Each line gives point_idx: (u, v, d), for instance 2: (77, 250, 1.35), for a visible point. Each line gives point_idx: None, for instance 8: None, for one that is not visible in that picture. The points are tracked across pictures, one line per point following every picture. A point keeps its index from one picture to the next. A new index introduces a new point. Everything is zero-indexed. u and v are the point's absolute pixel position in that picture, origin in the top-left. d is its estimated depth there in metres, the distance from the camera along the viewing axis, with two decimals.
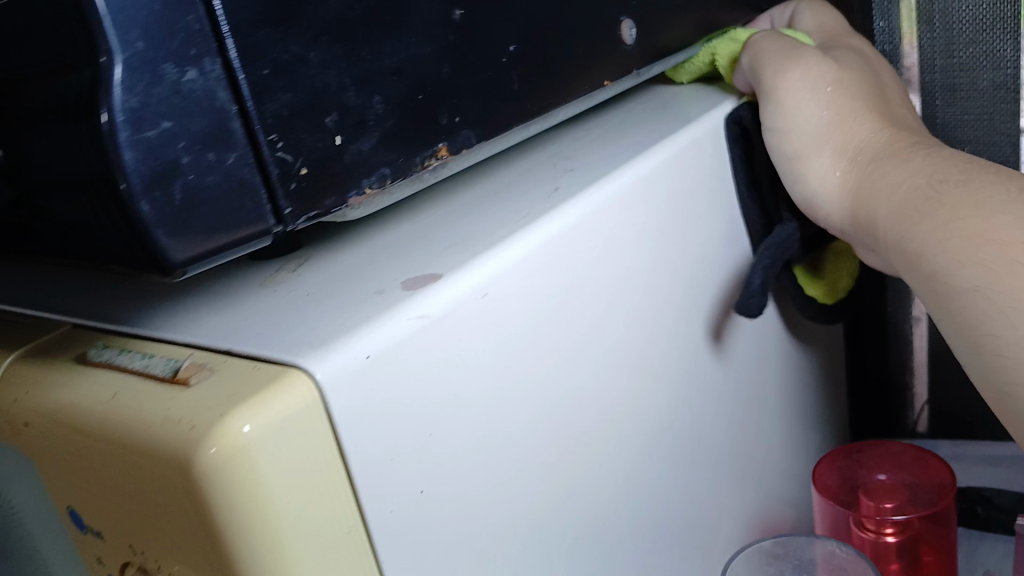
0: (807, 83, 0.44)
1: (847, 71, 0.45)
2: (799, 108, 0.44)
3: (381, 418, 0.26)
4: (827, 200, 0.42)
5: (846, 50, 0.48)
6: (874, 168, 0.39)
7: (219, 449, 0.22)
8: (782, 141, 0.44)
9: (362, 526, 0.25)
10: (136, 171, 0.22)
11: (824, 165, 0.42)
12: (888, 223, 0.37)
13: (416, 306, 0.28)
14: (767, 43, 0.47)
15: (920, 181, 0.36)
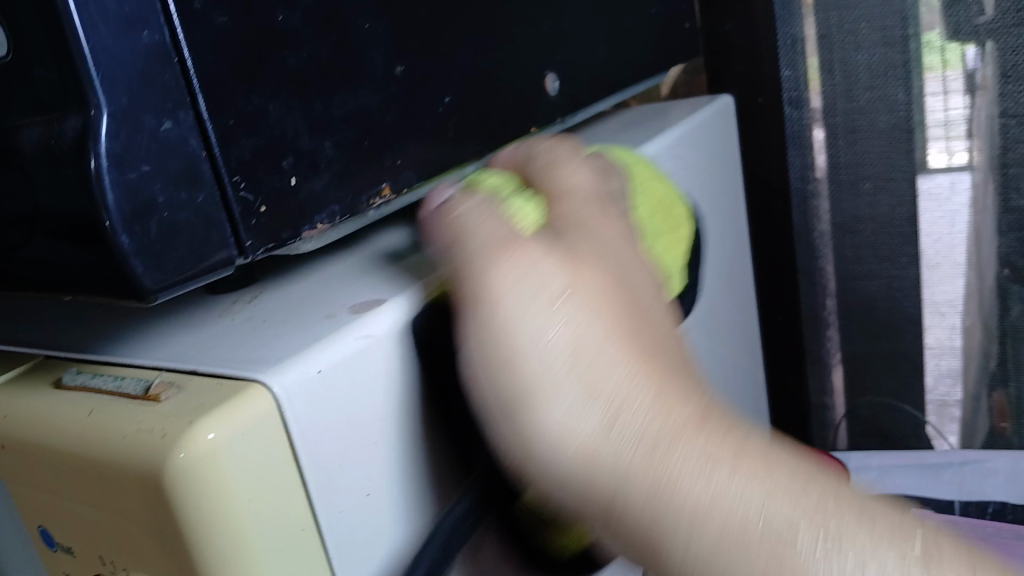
0: (533, 282, 0.29)
1: (588, 267, 0.31)
2: (541, 335, 0.29)
3: (331, 426, 0.29)
4: (587, 494, 0.27)
5: (570, 206, 0.34)
6: (676, 463, 0.26)
7: (188, 454, 0.26)
8: (512, 384, 0.28)
9: (313, 525, 0.29)
10: (117, 209, 0.25)
11: (585, 424, 0.27)
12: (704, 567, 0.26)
13: (360, 326, 0.31)
14: (474, 214, 0.32)
15: (743, 513, 0.26)
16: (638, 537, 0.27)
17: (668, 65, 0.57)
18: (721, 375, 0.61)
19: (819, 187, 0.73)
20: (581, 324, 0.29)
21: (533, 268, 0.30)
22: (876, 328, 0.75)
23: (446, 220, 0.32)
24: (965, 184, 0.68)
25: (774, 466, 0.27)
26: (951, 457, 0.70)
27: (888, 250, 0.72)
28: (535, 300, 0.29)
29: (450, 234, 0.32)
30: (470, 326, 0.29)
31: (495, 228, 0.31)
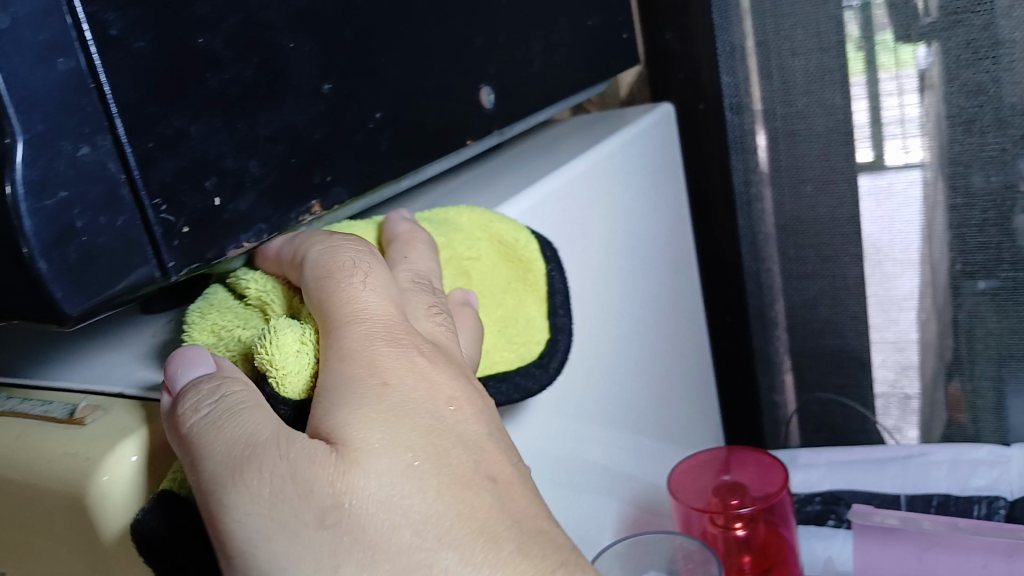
0: (293, 504, 0.26)
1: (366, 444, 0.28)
2: (320, 563, 0.25)
3: None
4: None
5: (345, 344, 0.30)
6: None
7: (110, 477, 0.26)
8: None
9: None
10: (35, 237, 0.25)
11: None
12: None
13: None
14: (223, 419, 0.27)
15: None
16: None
17: (606, 74, 0.58)
18: (663, 377, 0.63)
19: (762, 190, 0.74)
20: (360, 545, 0.26)
21: (291, 493, 0.26)
22: (821, 327, 0.77)
23: (192, 435, 0.27)
24: (911, 180, 0.69)
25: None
26: (896, 451, 0.71)
27: (830, 251, 0.74)
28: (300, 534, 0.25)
29: (192, 450, 0.26)
30: (235, 562, 0.26)
31: (241, 437, 0.26)
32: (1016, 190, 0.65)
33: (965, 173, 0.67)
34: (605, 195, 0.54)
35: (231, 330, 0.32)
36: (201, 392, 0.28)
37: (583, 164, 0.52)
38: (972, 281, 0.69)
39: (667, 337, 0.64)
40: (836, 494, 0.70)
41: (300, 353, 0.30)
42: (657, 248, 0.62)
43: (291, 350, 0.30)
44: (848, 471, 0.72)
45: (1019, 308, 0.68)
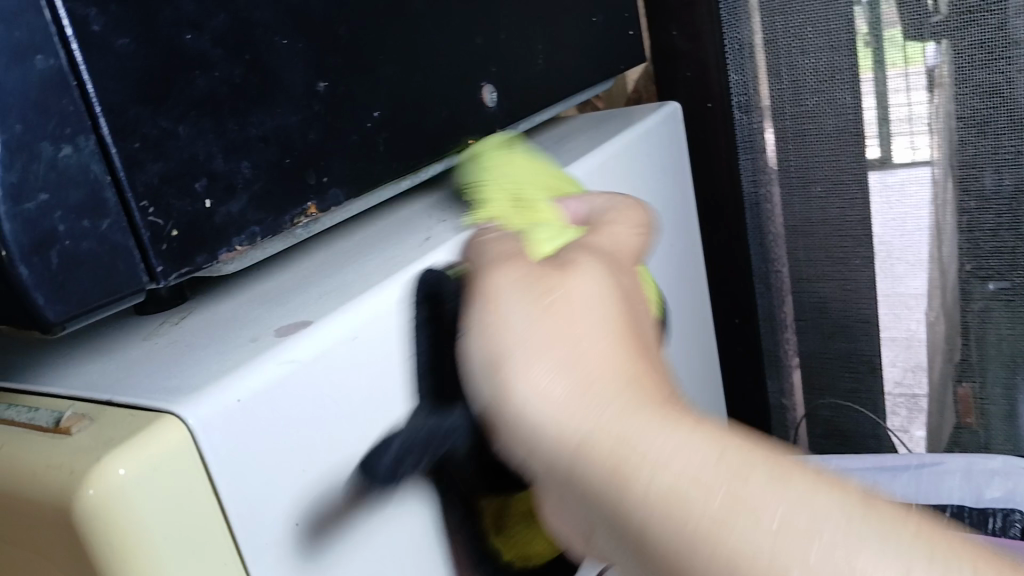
0: (525, 274, 0.29)
1: (595, 273, 0.30)
2: (520, 313, 0.28)
3: (252, 454, 0.28)
4: (554, 444, 0.26)
5: (608, 239, 0.35)
6: (635, 438, 0.25)
7: (99, 491, 0.25)
8: (486, 353, 0.28)
9: (240, 561, 0.28)
10: (16, 241, 0.24)
11: (547, 384, 0.26)
12: (651, 514, 0.24)
13: (286, 350, 0.30)
14: (498, 237, 0.33)
15: (693, 473, 0.24)
16: (597, 501, 0.25)
17: (612, 73, 0.57)
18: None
19: (771, 190, 0.73)
20: (567, 307, 0.28)
21: (542, 266, 0.30)
22: (831, 330, 0.75)
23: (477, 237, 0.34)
24: (920, 180, 0.68)
25: (729, 449, 0.24)
26: (908, 458, 0.70)
27: (841, 253, 0.73)
28: (530, 277, 0.29)
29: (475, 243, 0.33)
30: (468, 314, 0.29)
31: (511, 246, 0.32)
32: None
33: (977, 176, 0.66)
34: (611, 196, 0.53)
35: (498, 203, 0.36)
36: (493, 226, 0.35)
37: (589, 164, 0.51)
38: (983, 283, 0.68)
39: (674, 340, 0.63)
40: None
41: (553, 244, 0.34)
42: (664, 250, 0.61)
43: (549, 236, 0.34)
44: (857, 476, 0.71)
45: None
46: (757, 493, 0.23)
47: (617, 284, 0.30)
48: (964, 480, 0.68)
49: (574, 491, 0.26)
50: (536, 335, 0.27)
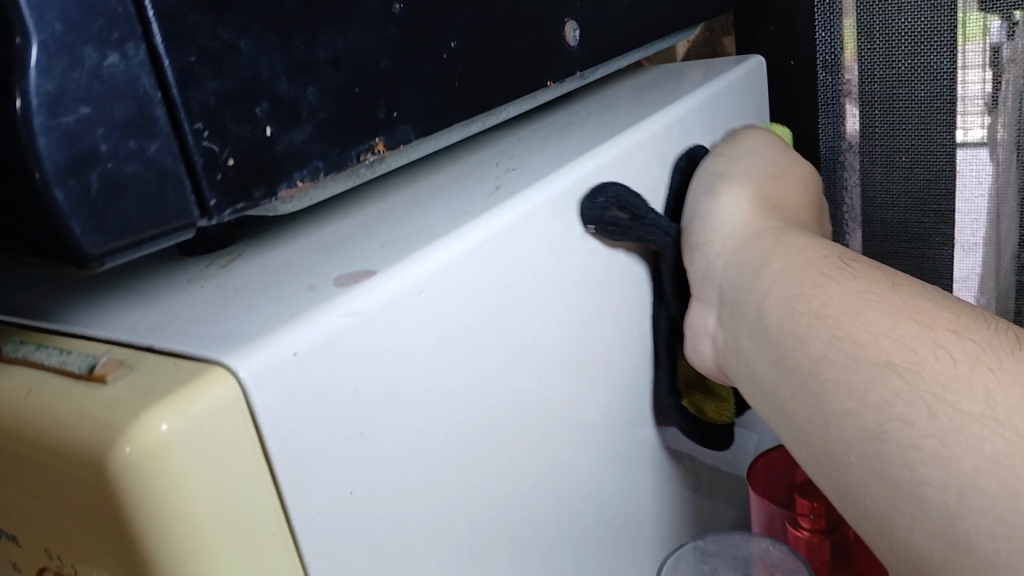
0: (748, 152, 0.49)
1: (784, 181, 0.49)
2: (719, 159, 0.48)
3: (307, 415, 0.25)
4: (724, 236, 0.45)
5: (791, 172, 0.50)
6: (774, 242, 0.43)
7: (135, 448, 0.22)
8: (704, 184, 0.47)
9: (288, 532, 0.25)
10: (50, 158, 0.21)
11: (739, 206, 0.46)
12: (774, 279, 0.41)
13: (348, 302, 0.27)
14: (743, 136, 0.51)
15: (809, 266, 0.40)
16: (739, 278, 0.43)
17: (697, 20, 0.53)
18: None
19: (850, 159, 0.68)
20: (776, 193, 0.48)
21: (762, 167, 0.49)
22: None
23: (734, 137, 0.51)
24: (981, 162, 0.64)
25: (844, 256, 0.40)
26: None
27: (920, 230, 0.68)
28: (757, 159, 0.49)
29: (738, 137, 0.51)
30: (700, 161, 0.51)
31: (754, 148, 0.50)
32: None
33: None
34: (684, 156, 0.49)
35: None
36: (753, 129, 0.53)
37: (655, 125, 0.45)
38: None
39: None
40: None
41: None
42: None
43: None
44: None
45: None
46: (868, 291, 0.37)
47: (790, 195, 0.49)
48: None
49: (708, 271, 0.45)
50: (747, 178, 0.47)
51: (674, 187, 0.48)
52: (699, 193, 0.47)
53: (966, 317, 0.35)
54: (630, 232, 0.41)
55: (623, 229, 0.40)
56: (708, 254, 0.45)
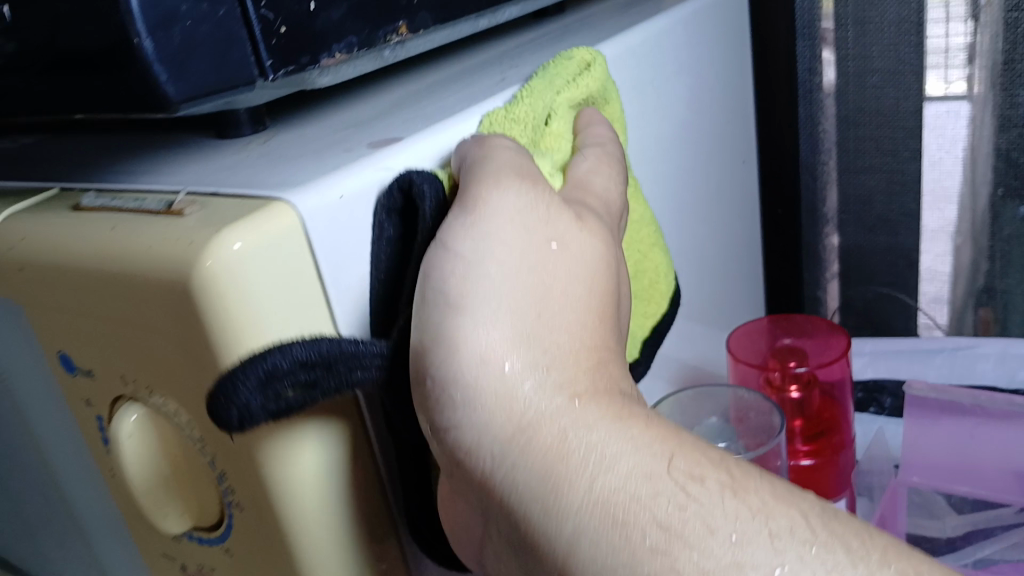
0: (517, 213, 0.30)
1: (581, 253, 0.30)
2: (471, 247, 0.28)
3: (353, 251, 0.30)
4: (488, 419, 0.26)
5: (577, 245, 0.30)
6: (574, 439, 0.25)
7: (215, 263, 0.26)
8: (444, 316, 0.27)
9: (336, 345, 0.30)
10: (140, 14, 0.25)
11: (510, 350, 0.27)
12: (584, 525, 0.24)
13: (381, 159, 0.31)
14: (496, 163, 0.31)
15: (640, 476, 0.24)
16: (531, 498, 0.25)
17: None
18: (699, 253, 0.61)
19: (827, 81, 0.72)
20: (557, 306, 0.28)
21: (534, 268, 0.29)
22: (873, 223, 0.76)
23: (479, 189, 0.30)
24: (961, 115, 0.69)
25: (677, 458, 0.25)
26: (942, 342, 0.63)
27: (890, 144, 0.72)
28: (522, 247, 0.29)
29: (479, 198, 0.29)
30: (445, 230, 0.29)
31: (518, 199, 0.30)
32: None
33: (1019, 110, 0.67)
34: (660, 77, 0.52)
35: (534, 102, 0.38)
36: (504, 147, 0.32)
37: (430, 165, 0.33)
38: (1014, 205, 0.70)
39: (717, 219, 0.64)
40: (877, 380, 0.64)
41: None
42: (705, 131, 0.60)
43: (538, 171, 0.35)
44: (888, 357, 0.65)
45: None
46: (708, 505, 0.24)
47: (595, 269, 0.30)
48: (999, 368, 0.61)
49: (483, 475, 0.26)
50: (502, 302, 0.28)
51: (389, 250, 0.31)
52: (426, 300, 0.28)
53: (865, 547, 0.23)
54: (308, 402, 0.27)
55: (304, 401, 0.27)
56: (471, 455, 0.26)
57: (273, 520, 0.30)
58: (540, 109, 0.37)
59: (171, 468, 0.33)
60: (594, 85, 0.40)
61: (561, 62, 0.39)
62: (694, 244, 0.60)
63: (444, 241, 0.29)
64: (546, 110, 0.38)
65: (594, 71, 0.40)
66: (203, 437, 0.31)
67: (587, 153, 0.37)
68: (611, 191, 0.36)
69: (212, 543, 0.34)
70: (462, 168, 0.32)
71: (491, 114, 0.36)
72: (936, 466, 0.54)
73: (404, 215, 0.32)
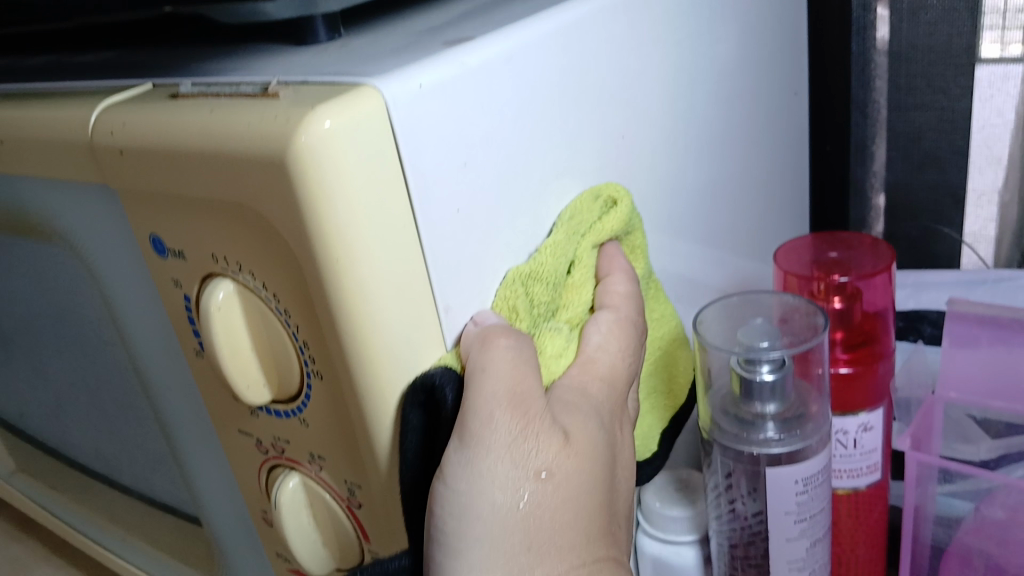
0: (510, 446, 0.34)
1: (571, 474, 0.35)
2: (470, 494, 0.33)
3: (431, 139, 0.32)
4: None
5: (564, 472, 0.35)
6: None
7: (308, 138, 0.28)
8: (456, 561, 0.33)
9: (412, 225, 0.32)
10: None
11: None
12: None
13: (457, 55, 0.33)
14: (494, 388, 0.33)
15: None
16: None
17: None
18: (745, 183, 0.63)
19: (881, 17, 0.71)
20: (546, 535, 0.34)
21: (526, 510, 0.34)
22: (921, 161, 0.76)
23: (477, 429, 0.33)
24: (1016, 78, 0.70)
25: None
26: (984, 275, 0.65)
27: (942, 82, 0.72)
28: (514, 490, 0.34)
29: (475, 438, 0.33)
30: (447, 468, 0.33)
31: (510, 429, 0.34)
32: None
33: None
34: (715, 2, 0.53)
35: (559, 249, 0.39)
36: (503, 350, 0.34)
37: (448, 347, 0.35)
38: None
39: (765, 151, 0.65)
40: (917, 310, 0.65)
41: None
42: (756, 61, 0.61)
43: (555, 352, 0.38)
44: (931, 287, 0.67)
45: None
46: None
47: (583, 483, 0.35)
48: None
49: None
50: (499, 544, 0.33)
51: (415, 440, 0.34)
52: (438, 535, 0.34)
53: None
54: None
55: None
56: None
57: (351, 386, 0.33)
58: (563, 262, 0.39)
59: (253, 343, 0.35)
60: (616, 224, 0.41)
61: (584, 202, 0.41)
62: (739, 174, 0.61)
63: (449, 484, 0.33)
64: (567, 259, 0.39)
65: (620, 207, 0.42)
66: (289, 311, 0.33)
67: (599, 320, 0.40)
68: (614, 361, 0.39)
69: (289, 416, 0.37)
70: (465, 368, 0.34)
71: (512, 273, 0.37)
72: (970, 380, 0.50)
73: (426, 407, 0.34)
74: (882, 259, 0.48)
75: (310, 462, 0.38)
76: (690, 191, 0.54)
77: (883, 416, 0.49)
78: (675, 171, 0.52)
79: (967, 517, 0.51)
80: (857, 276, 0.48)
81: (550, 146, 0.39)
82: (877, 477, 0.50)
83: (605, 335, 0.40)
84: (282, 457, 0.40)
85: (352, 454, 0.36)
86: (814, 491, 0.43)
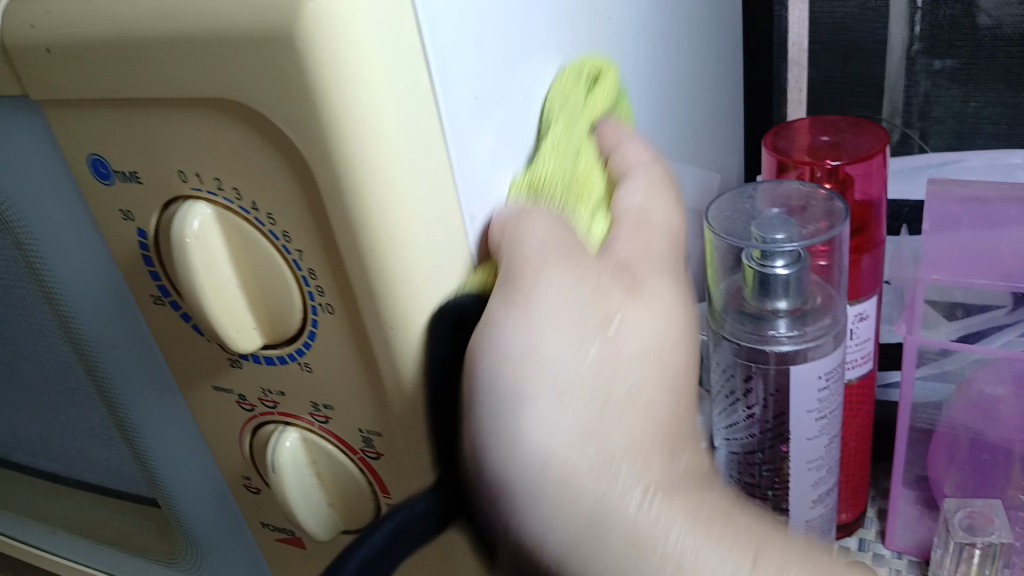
0: (573, 300, 0.31)
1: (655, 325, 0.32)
2: (537, 336, 0.29)
3: (448, 5, 0.27)
4: (558, 522, 0.28)
5: (637, 323, 0.32)
6: (638, 509, 0.28)
7: (318, 5, 0.23)
8: (514, 424, 0.29)
9: (432, 112, 0.27)
10: None
11: (578, 452, 0.28)
12: None
13: None
14: (536, 241, 0.30)
15: None
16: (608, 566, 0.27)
17: None
18: (696, 82, 0.60)
19: None
20: (628, 382, 0.31)
21: (599, 359, 0.30)
22: (845, 53, 0.69)
23: (523, 276, 0.30)
24: None
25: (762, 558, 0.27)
26: (929, 159, 0.68)
27: None
28: (583, 342, 0.30)
29: (528, 284, 0.30)
30: (497, 330, 0.29)
31: (564, 285, 0.30)
32: (972, 14, 0.64)
33: None
34: None
35: (565, 128, 0.34)
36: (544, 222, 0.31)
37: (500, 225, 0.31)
38: (930, 58, 0.67)
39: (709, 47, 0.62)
40: None
41: None
42: None
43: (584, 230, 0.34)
44: None
45: (979, 85, 0.66)
46: None
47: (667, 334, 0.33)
48: (986, 169, 0.66)
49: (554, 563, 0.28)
50: (576, 399, 0.29)
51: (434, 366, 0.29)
52: (499, 438, 0.29)
53: None
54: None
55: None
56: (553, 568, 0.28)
57: (372, 317, 0.28)
58: (572, 142, 0.34)
59: (240, 278, 0.29)
60: (607, 96, 0.37)
61: (568, 80, 0.35)
62: (690, 69, 0.58)
63: (497, 335, 0.29)
64: (574, 138, 0.34)
65: (604, 80, 0.37)
66: (288, 235, 0.28)
67: (633, 185, 0.36)
68: (659, 224, 0.36)
69: (285, 362, 0.32)
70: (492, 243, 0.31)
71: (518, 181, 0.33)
72: (947, 258, 0.50)
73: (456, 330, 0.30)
74: (876, 142, 0.46)
75: (313, 413, 0.33)
76: (654, 85, 0.51)
77: (875, 304, 0.47)
78: (637, 59, 0.46)
79: (948, 398, 0.53)
80: (848, 159, 0.46)
81: (547, 23, 0.34)
82: (868, 367, 0.49)
83: (640, 196, 0.36)
84: (273, 413, 0.34)
85: (370, 396, 0.31)
86: (834, 386, 0.42)
